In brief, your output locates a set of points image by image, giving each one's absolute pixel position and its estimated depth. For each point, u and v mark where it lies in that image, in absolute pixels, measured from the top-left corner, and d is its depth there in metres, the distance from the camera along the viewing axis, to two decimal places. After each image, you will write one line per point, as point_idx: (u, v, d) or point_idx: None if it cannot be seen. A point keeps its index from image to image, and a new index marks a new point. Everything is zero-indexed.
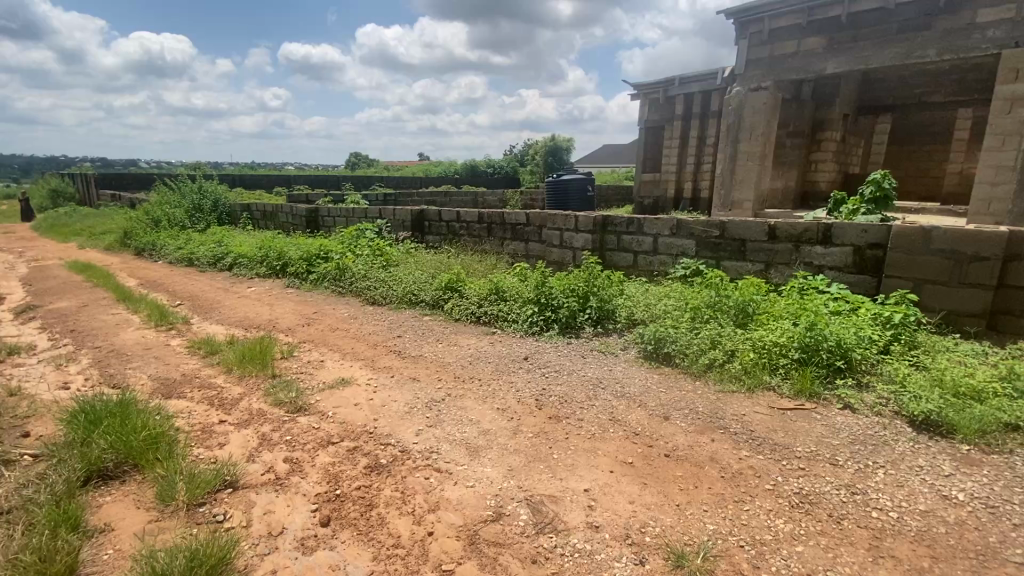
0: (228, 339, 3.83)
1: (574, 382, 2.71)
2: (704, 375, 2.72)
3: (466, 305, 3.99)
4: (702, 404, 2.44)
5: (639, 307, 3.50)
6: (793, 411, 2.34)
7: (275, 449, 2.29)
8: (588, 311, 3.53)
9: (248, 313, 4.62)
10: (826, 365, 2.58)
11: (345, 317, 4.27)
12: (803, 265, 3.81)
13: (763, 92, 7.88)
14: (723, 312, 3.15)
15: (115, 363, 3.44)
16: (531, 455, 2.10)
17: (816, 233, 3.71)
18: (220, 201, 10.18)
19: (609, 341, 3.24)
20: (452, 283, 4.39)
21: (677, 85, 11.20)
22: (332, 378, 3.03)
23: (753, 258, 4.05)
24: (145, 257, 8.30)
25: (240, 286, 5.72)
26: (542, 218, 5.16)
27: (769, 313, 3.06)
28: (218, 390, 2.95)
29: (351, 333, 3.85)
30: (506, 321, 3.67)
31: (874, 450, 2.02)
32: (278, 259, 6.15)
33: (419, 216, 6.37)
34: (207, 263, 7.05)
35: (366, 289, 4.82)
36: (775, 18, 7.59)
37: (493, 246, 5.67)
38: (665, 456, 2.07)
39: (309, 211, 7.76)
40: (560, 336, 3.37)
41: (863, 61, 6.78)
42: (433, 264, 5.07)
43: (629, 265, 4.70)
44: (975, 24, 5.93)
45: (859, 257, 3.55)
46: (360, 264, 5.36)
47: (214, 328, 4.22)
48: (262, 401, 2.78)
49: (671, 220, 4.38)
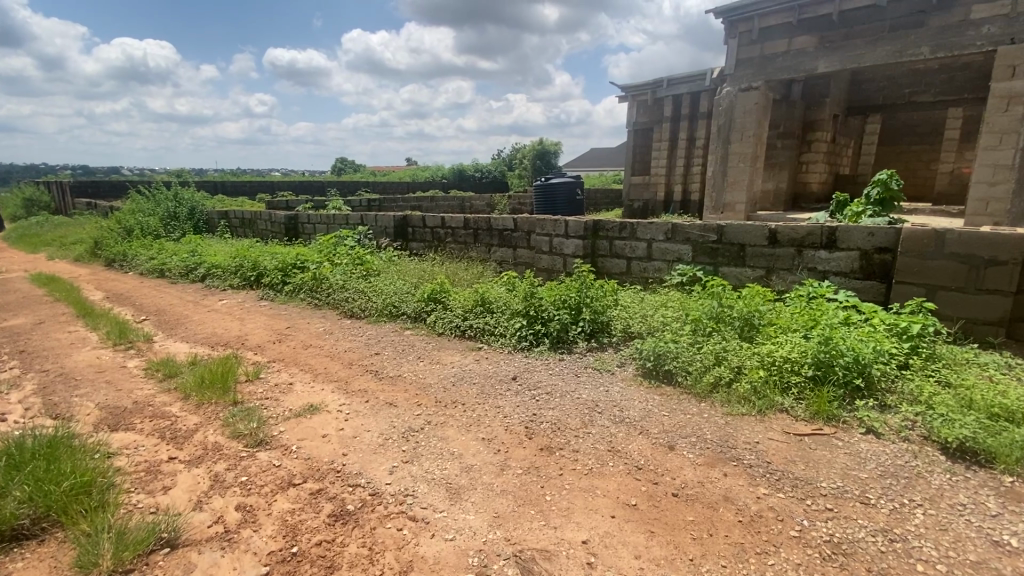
0: (189, 359, 3.51)
1: (568, 406, 2.45)
2: (710, 396, 2.47)
3: (450, 319, 3.72)
4: (711, 430, 2.19)
5: (635, 320, 3.25)
6: (810, 437, 2.11)
7: (226, 493, 2.00)
8: (581, 324, 3.24)
9: (216, 329, 4.30)
10: (843, 384, 2.34)
11: (320, 332, 3.97)
12: (807, 271, 3.61)
13: (753, 92, 7.71)
14: (726, 324, 2.91)
15: (61, 389, 3.11)
16: (520, 498, 1.84)
17: (820, 236, 3.51)
18: (197, 208, 9.80)
19: (605, 357, 2.98)
20: (435, 293, 4.11)
21: (665, 86, 11.04)
22: (299, 405, 2.74)
23: (753, 264, 3.83)
24: (115, 268, 7.90)
25: (211, 299, 5.38)
26: (531, 223, 4.92)
27: (777, 323, 2.82)
28: (170, 420, 2.64)
29: (325, 351, 3.55)
30: (493, 334, 3.42)
31: (908, 485, 1.79)
32: (253, 270, 5.83)
33: (402, 222, 6.08)
34: (179, 274, 6.69)
35: (344, 301, 4.52)
36: (765, 17, 7.43)
37: (480, 252, 5.40)
38: (673, 496, 1.81)
39: (288, 217, 7.44)
40: (552, 352, 3.10)
41: (855, 59, 6.65)
42: (416, 273, 4.80)
43: (622, 272, 4.47)
44: (969, 21, 5.80)
45: (866, 262, 3.36)
46: (338, 274, 5.06)
47: (177, 346, 3.89)
48: (219, 433, 2.48)
49: (666, 224, 4.15)
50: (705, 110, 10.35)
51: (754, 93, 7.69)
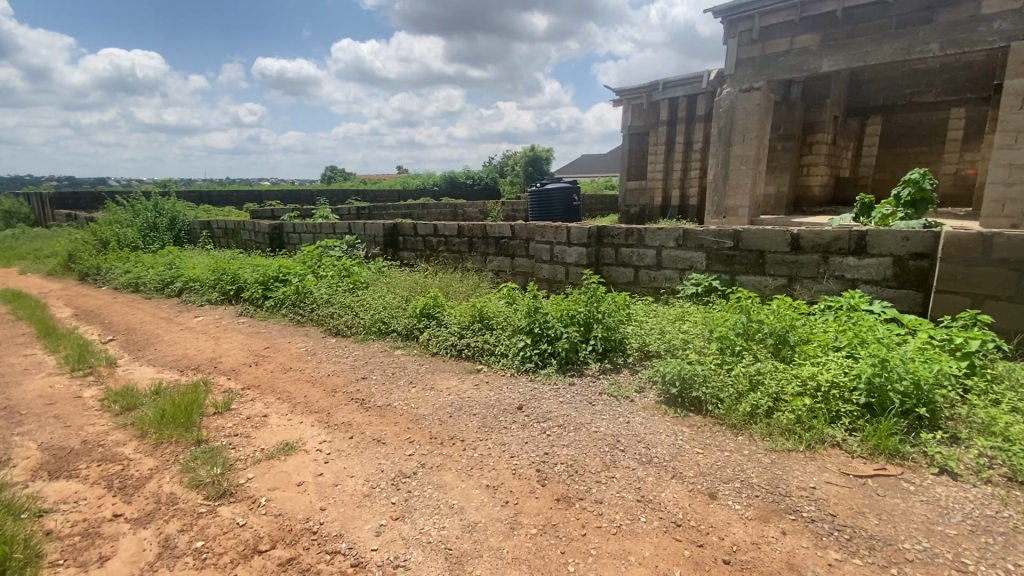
0: (153, 387, 3.13)
1: (584, 441, 2.12)
2: (748, 429, 2.14)
3: (445, 336, 3.37)
4: (756, 473, 1.86)
5: (651, 336, 2.91)
6: (874, 479, 1.81)
7: (175, 565, 1.63)
8: (592, 343, 2.90)
9: (188, 350, 3.92)
10: (903, 413, 2.03)
11: (302, 353, 3.60)
12: (834, 279, 3.31)
13: (755, 93, 7.48)
14: (757, 341, 2.57)
15: (2, 426, 2.72)
16: (537, 569, 1.49)
17: (848, 241, 3.22)
18: (179, 218, 9.41)
19: (621, 381, 2.64)
20: (428, 308, 3.76)
21: (660, 89, 10.80)
22: (272, 444, 2.37)
23: (773, 272, 3.52)
24: (89, 282, 7.48)
25: (186, 316, 4.99)
26: (530, 230, 4.60)
27: (814, 339, 2.50)
28: (121, 465, 2.27)
29: (306, 376, 3.19)
30: (494, 354, 3.08)
31: (1009, 545, 1.49)
32: (232, 283, 5.46)
33: (392, 231, 5.74)
34: (154, 288, 6.29)
35: (329, 318, 4.16)
36: (766, 15, 7.21)
37: (475, 262, 5.07)
38: (725, 563, 1.47)
39: (273, 226, 7.06)
40: (561, 375, 2.75)
41: (861, 58, 6.43)
42: (407, 285, 4.45)
43: (629, 282, 4.15)
44: (980, 16, 5.62)
45: (899, 269, 3.09)
46: (323, 287, 4.70)
47: (142, 372, 3.52)
48: (176, 481, 2.10)
49: (676, 230, 3.85)
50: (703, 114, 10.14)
51: (756, 93, 7.46)
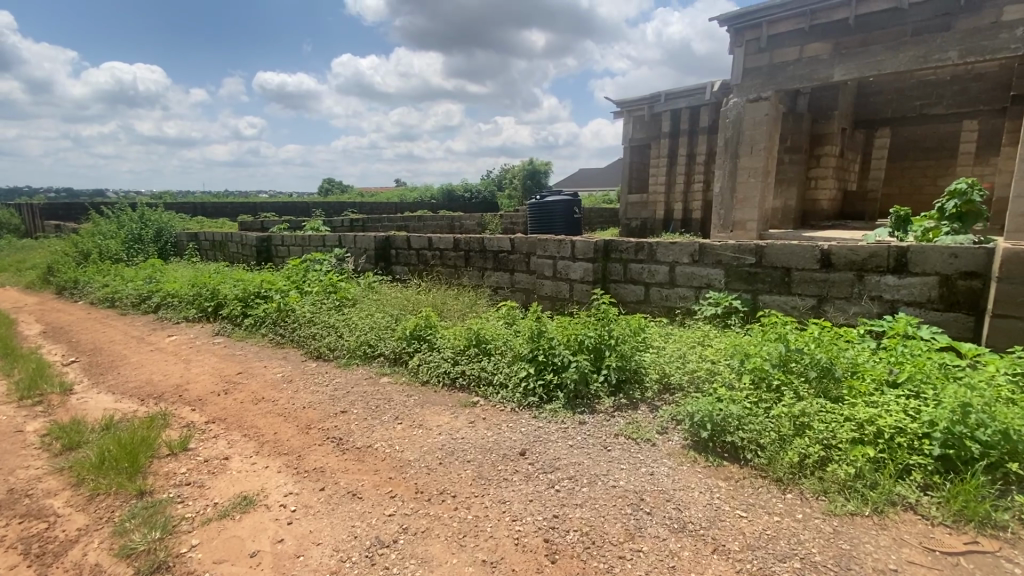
0: (103, 420, 2.75)
1: (601, 499, 1.75)
2: (797, 484, 1.78)
3: (437, 363, 3.01)
4: (818, 548, 1.50)
5: (671, 365, 2.55)
6: (967, 558, 1.45)
7: None
8: (605, 374, 2.53)
9: (153, 375, 3.54)
10: (989, 468, 1.66)
11: (277, 380, 3.23)
12: (871, 300, 2.97)
13: (763, 103, 7.20)
14: (798, 375, 2.21)
15: None
16: None
17: (886, 258, 2.90)
18: (165, 230, 9.03)
19: (639, 420, 2.27)
20: (419, 330, 3.39)
21: (663, 101, 10.55)
22: (228, 497, 1.99)
23: (801, 291, 3.18)
24: (65, 297, 7.07)
25: (159, 335, 4.61)
26: (531, 243, 4.27)
27: (864, 373, 2.15)
28: (46, 524, 1.89)
29: (279, 408, 2.81)
30: (491, 384, 2.72)
31: None
32: (211, 300, 5.09)
33: (384, 244, 5.40)
34: (131, 304, 5.92)
35: (311, 339, 3.79)
36: (774, 24, 6.96)
37: (471, 277, 4.74)
38: None
39: (260, 239, 6.69)
40: (569, 412, 2.39)
41: (875, 66, 6.17)
42: (398, 303, 4.11)
43: (639, 300, 3.80)
44: (1001, 23, 5.38)
45: (946, 289, 2.76)
46: (307, 304, 4.34)
47: (98, 401, 3.14)
48: (105, 548, 1.72)
49: (691, 244, 3.52)
50: (706, 127, 9.90)
51: (764, 104, 7.18)
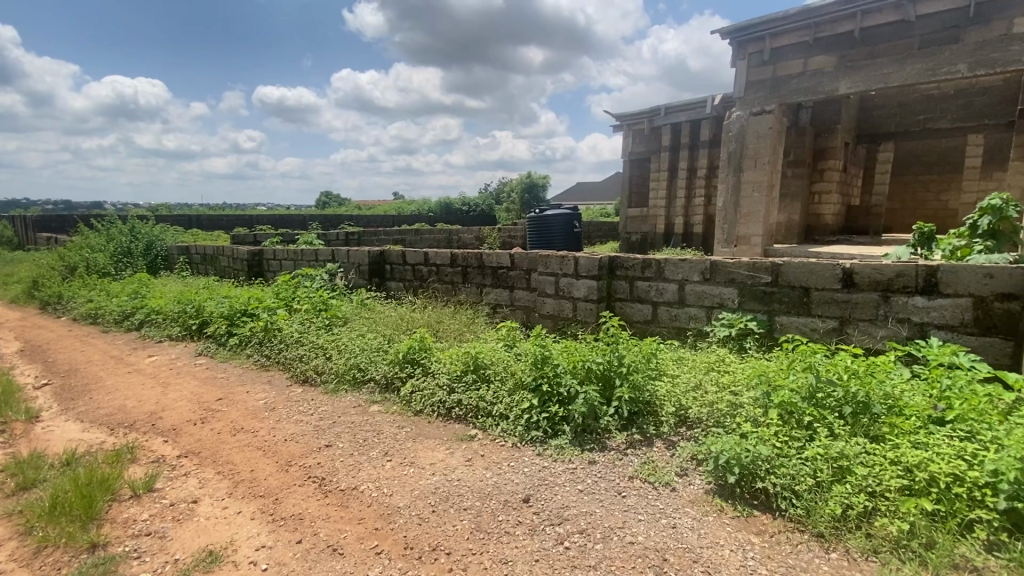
0: (65, 453, 2.50)
1: (619, 561, 1.52)
2: (841, 541, 1.56)
3: (431, 391, 2.78)
4: None
5: (687, 396, 2.34)
6: None
7: None
8: (616, 407, 2.31)
9: (128, 401, 3.29)
10: None
11: (259, 408, 2.99)
12: (898, 323, 2.77)
13: (767, 116, 7.08)
14: (831, 411, 2.00)
15: None
16: None
17: (914, 278, 2.70)
18: (156, 243, 8.80)
19: (656, 460, 2.04)
20: (412, 353, 3.16)
21: (663, 115, 10.45)
22: (192, 552, 1.75)
23: (822, 312, 2.98)
24: (49, 312, 6.83)
25: (139, 355, 4.37)
26: (532, 260, 4.07)
27: (906, 410, 1.93)
28: None
29: (259, 441, 2.57)
30: (490, 416, 2.50)
31: None
32: (196, 317, 4.86)
33: (378, 259, 5.19)
34: (114, 321, 5.67)
35: (297, 362, 3.56)
36: (778, 36, 6.86)
37: (469, 294, 4.53)
38: None
39: (251, 253, 6.48)
40: (576, 450, 2.16)
41: (881, 79, 6.05)
42: (391, 322, 3.90)
43: (646, 320, 3.59)
44: (1011, 35, 5.29)
45: (981, 312, 2.56)
46: (295, 324, 4.11)
47: (64, 430, 2.89)
48: None
49: (702, 262, 3.32)
50: (707, 141, 9.79)
51: (768, 117, 7.06)
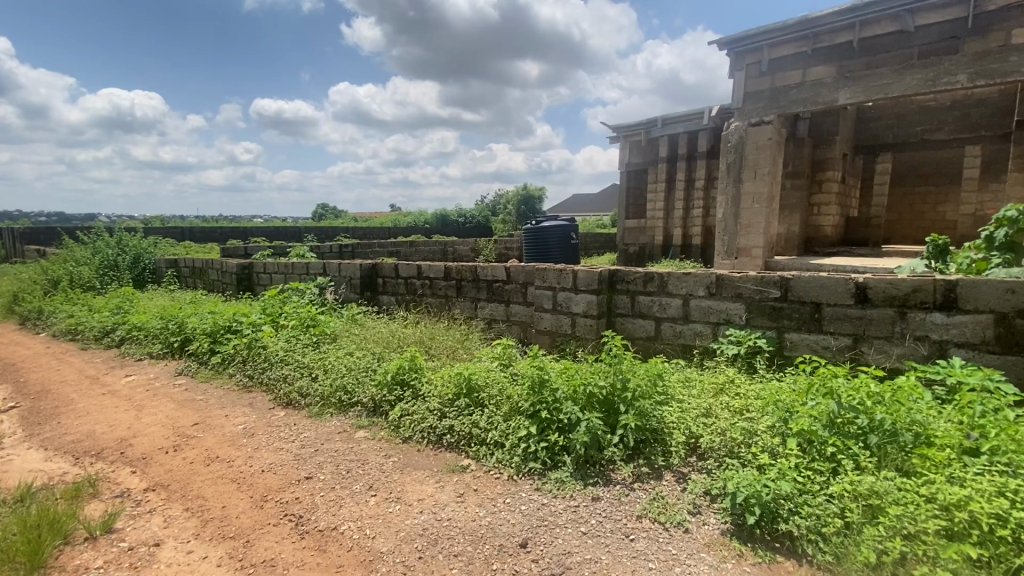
0: (20, 487, 2.29)
1: None
2: None
3: (421, 416, 2.59)
4: None
5: (698, 423, 2.17)
6: None
7: None
8: (621, 436, 2.13)
9: (98, 426, 3.09)
10: None
11: (237, 434, 2.79)
12: (916, 340, 2.61)
13: (766, 127, 6.98)
14: (856, 442, 1.82)
15: None
16: None
17: (932, 293, 2.55)
18: (144, 255, 8.60)
19: (666, 497, 1.86)
20: (402, 374, 2.97)
21: (660, 126, 10.37)
22: None
23: (834, 329, 2.82)
24: (30, 328, 6.60)
25: (116, 375, 4.16)
26: (529, 273, 3.90)
27: (939, 440, 1.76)
28: None
29: (233, 473, 2.37)
30: (484, 444, 2.32)
31: None
32: (178, 334, 4.65)
33: (370, 273, 5.02)
34: (95, 337, 5.45)
35: (280, 382, 3.37)
36: (776, 47, 6.81)
37: (463, 308, 4.36)
38: None
39: (240, 266, 6.29)
40: (578, 484, 1.98)
41: (881, 89, 5.97)
42: (381, 338, 3.72)
43: (649, 337, 3.43)
44: (1010, 46, 5.23)
45: (1004, 329, 2.41)
46: (281, 341, 3.92)
47: (25, 459, 2.68)
48: None
49: (707, 275, 3.16)
50: (704, 152, 9.71)
51: (767, 127, 6.97)
